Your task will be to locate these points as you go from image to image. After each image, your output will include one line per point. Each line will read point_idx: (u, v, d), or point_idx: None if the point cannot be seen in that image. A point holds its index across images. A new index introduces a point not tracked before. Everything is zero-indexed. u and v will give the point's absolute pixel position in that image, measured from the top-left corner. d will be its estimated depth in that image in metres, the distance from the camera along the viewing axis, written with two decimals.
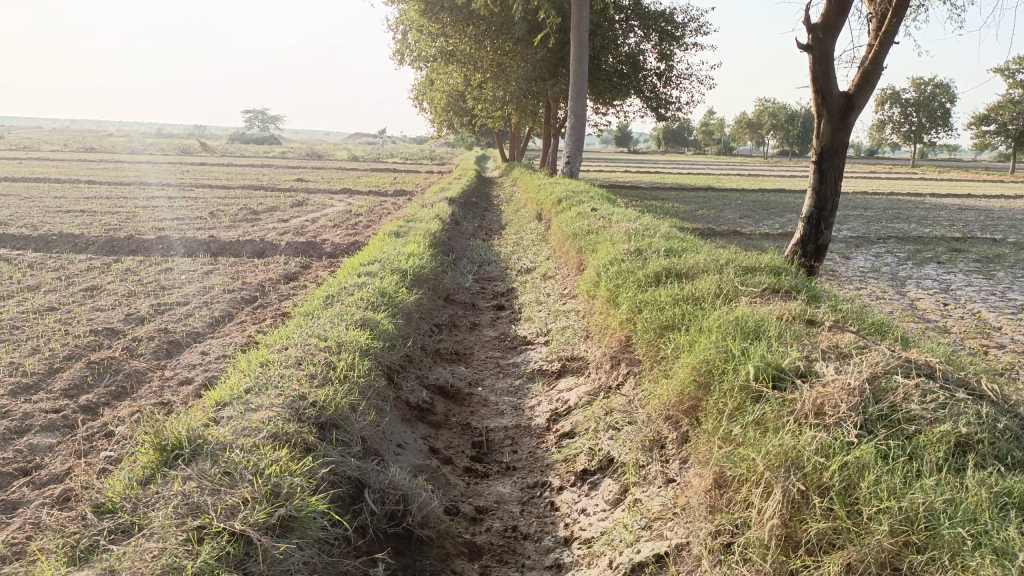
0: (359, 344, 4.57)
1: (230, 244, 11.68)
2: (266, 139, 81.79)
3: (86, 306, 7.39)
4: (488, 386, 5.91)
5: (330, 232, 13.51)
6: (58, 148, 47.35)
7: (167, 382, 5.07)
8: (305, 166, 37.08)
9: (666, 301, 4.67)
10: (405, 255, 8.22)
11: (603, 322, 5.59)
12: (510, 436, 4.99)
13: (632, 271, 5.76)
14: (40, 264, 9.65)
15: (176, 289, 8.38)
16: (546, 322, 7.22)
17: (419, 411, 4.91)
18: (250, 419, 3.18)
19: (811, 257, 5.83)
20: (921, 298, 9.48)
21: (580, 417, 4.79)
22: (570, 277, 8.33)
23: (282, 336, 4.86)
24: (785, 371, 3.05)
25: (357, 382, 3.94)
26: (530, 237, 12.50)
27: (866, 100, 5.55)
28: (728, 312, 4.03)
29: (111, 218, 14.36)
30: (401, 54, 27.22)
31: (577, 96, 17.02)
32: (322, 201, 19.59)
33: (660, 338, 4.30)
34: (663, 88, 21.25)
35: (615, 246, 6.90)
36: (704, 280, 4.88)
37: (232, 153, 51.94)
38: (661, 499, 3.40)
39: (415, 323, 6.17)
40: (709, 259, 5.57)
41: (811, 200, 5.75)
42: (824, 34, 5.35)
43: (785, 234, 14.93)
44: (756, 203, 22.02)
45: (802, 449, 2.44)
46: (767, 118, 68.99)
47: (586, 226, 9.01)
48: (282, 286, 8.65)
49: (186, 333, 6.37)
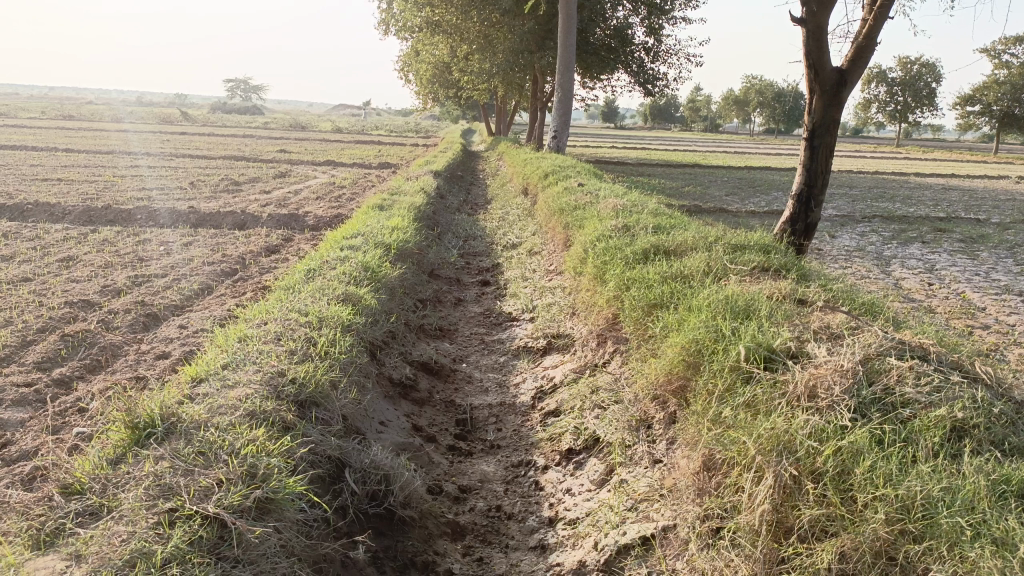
0: (341, 319, 4.47)
1: (211, 216, 11.47)
2: (249, 109, 80.57)
3: (61, 277, 7.21)
4: (472, 362, 5.83)
5: (313, 204, 13.30)
6: (35, 114, 46.50)
7: (144, 356, 4.94)
8: (288, 137, 36.59)
9: (654, 279, 4.59)
10: (389, 229, 8.09)
11: (589, 299, 5.51)
12: (494, 413, 4.92)
13: (620, 248, 5.68)
14: (14, 233, 9.42)
15: (155, 260, 8.21)
16: (532, 298, 7.14)
17: (402, 388, 4.83)
18: (226, 396, 3.08)
19: (800, 236, 5.75)
20: (905, 277, 9.47)
21: (565, 395, 4.73)
22: (556, 252, 8.23)
23: (261, 310, 4.74)
24: (777, 351, 2.99)
25: (338, 358, 3.85)
26: (516, 212, 12.37)
27: (860, 76, 5.45)
28: (718, 290, 3.96)
29: (88, 187, 14.07)
30: (386, 23, 26.79)
31: (565, 70, 16.82)
32: (305, 173, 19.32)
33: (649, 317, 4.22)
34: (650, 63, 21.05)
35: (603, 222, 6.80)
36: (693, 257, 4.81)
37: (214, 123, 51.28)
38: (648, 480, 3.34)
39: (399, 298, 6.06)
40: (698, 237, 5.49)
41: (801, 177, 5.67)
42: (818, 8, 5.22)
43: (771, 212, 14.89)
44: (742, 180, 21.99)
45: (795, 432, 2.38)
46: (754, 95, 68.85)
47: (573, 201, 8.90)
48: (264, 259, 8.50)
49: (164, 306, 6.23)
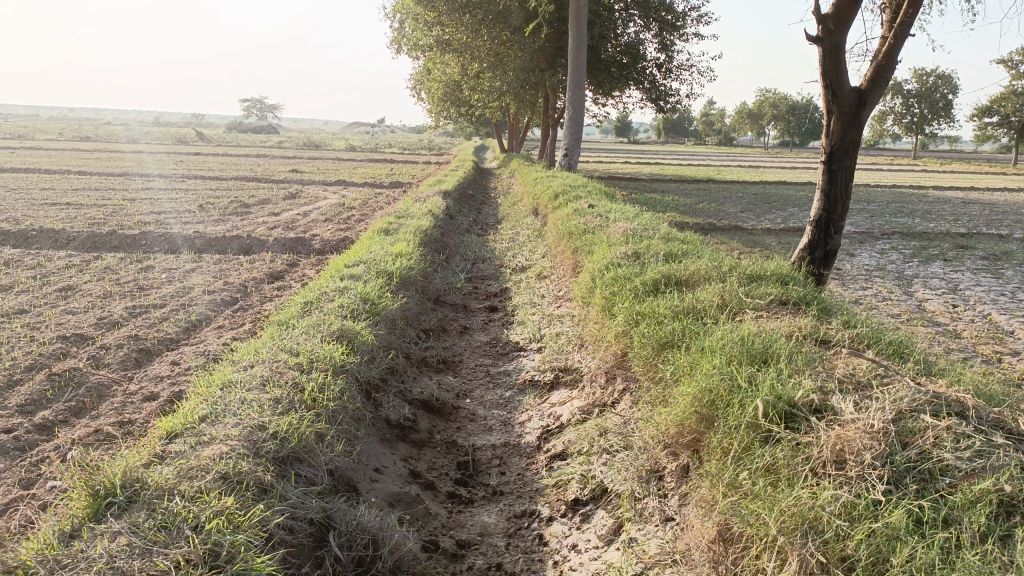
0: (333, 359, 4.24)
1: (217, 240, 11.33)
2: (265, 129, 81.33)
3: (57, 309, 7.04)
4: (477, 398, 5.57)
5: (320, 227, 13.16)
6: (52, 136, 47.05)
7: (131, 397, 4.73)
8: (302, 157, 36.71)
9: (664, 314, 4.33)
10: (394, 255, 7.88)
11: (598, 332, 5.24)
12: (498, 456, 4.65)
13: (629, 277, 5.42)
14: (16, 261, 9.30)
15: (155, 289, 8.03)
16: (540, 327, 6.88)
17: (400, 430, 4.58)
18: (198, 456, 2.87)
19: (819, 263, 5.46)
20: (928, 299, 9.13)
21: (573, 437, 4.45)
22: (565, 278, 7.99)
23: (250, 350, 4.53)
24: (799, 405, 2.72)
25: (327, 406, 3.62)
26: (526, 233, 12.15)
27: (880, 96, 5.19)
28: (732, 329, 3.69)
29: (97, 211, 14.00)
30: (397, 42, 26.79)
31: (576, 88, 16.64)
32: (315, 193, 19.23)
33: (659, 357, 3.96)
34: (662, 80, 20.84)
35: (612, 248, 6.55)
36: (706, 289, 4.54)
37: (228, 142, 51.67)
38: (660, 541, 3.06)
39: (400, 331, 5.83)
40: (711, 265, 5.23)
41: (820, 202, 5.40)
42: (835, 25, 4.99)
43: (788, 229, 14.57)
44: (757, 196, 21.66)
45: (821, 510, 2.15)
46: (768, 108, 68.40)
47: (583, 224, 8.65)
48: (266, 286, 8.32)
49: (158, 341, 6.02)
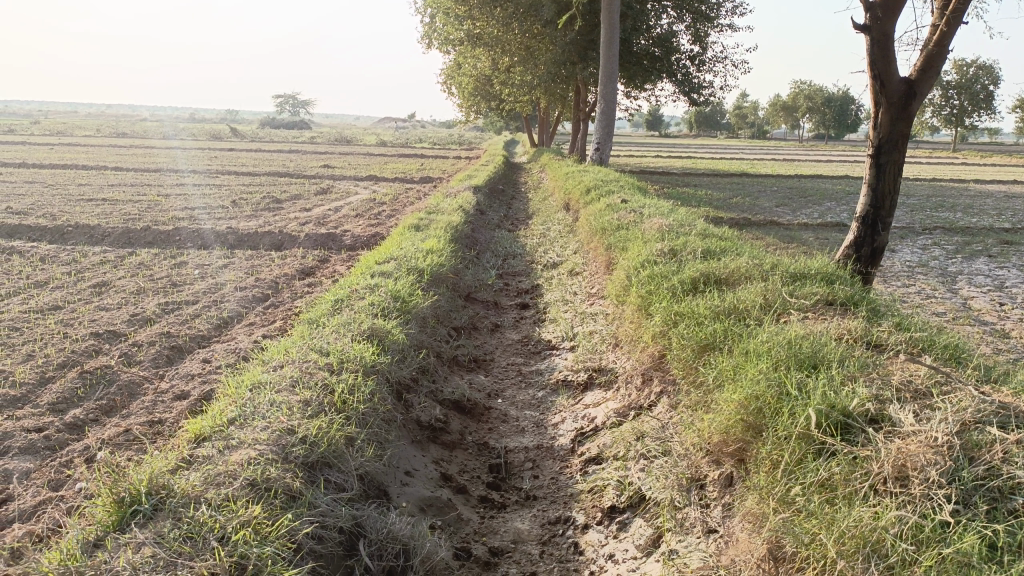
0: (364, 360, 4.16)
1: (249, 236, 11.35)
2: (297, 124, 81.98)
3: (91, 305, 7.07)
4: (508, 398, 5.46)
5: (351, 222, 13.15)
6: (90, 132, 47.87)
7: (162, 396, 4.69)
8: (333, 152, 36.87)
9: (704, 314, 4.18)
10: (424, 252, 7.79)
11: (633, 333, 5.10)
12: (531, 458, 4.53)
13: (666, 276, 5.27)
14: (52, 257, 9.38)
15: (188, 285, 8.05)
16: (573, 325, 6.74)
17: (431, 431, 4.48)
18: (225, 462, 2.79)
19: (866, 261, 5.26)
20: (974, 297, 8.82)
21: (608, 441, 4.32)
22: (598, 275, 7.85)
23: (280, 349, 4.46)
24: (854, 415, 2.58)
25: (357, 409, 3.53)
26: (557, 229, 12.00)
27: (930, 88, 4.98)
28: (778, 331, 3.53)
29: (131, 207, 14.13)
30: (428, 37, 26.76)
31: (607, 81, 16.44)
32: (347, 188, 19.26)
33: (699, 360, 3.81)
34: (696, 72, 20.53)
35: (647, 244, 6.39)
36: (748, 289, 4.37)
37: (261, 138, 52.23)
38: (702, 554, 2.93)
39: (430, 329, 5.73)
40: (752, 263, 5.06)
41: (866, 198, 5.20)
42: (884, 13, 4.79)
43: (825, 224, 14.23)
44: (793, 190, 21.25)
45: (885, 531, 2.02)
46: (802, 100, 67.24)
47: (616, 220, 8.49)
48: (297, 282, 8.29)
49: (189, 338, 6.00)
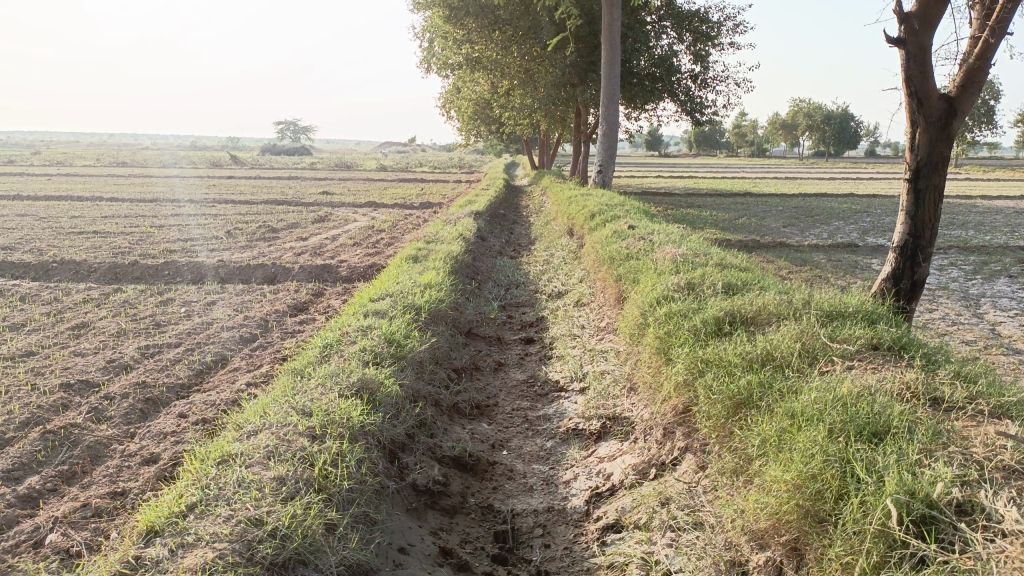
0: (351, 421, 3.67)
1: (242, 268, 10.92)
2: (298, 150, 82.25)
3: (66, 351, 6.60)
4: (514, 449, 4.95)
5: (348, 252, 12.72)
6: (90, 163, 47.78)
7: (128, 460, 4.21)
8: (333, 178, 36.58)
9: (735, 363, 3.71)
10: (422, 286, 7.34)
11: (652, 378, 4.63)
12: (541, 523, 4.01)
13: (686, 314, 4.80)
14: (33, 296, 8.95)
15: (173, 325, 7.60)
16: (581, 363, 6.26)
17: (429, 497, 4.00)
18: (175, 570, 2.36)
19: (905, 295, 4.80)
20: (1002, 322, 8.31)
21: (628, 506, 3.81)
22: (608, 307, 7.39)
23: (259, 408, 3.98)
24: (940, 506, 2.11)
25: (341, 486, 3.04)
26: (561, 255, 11.54)
27: (972, 105, 4.55)
28: (825, 387, 3.06)
29: (122, 240, 13.71)
30: (426, 62, 26.57)
31: (609, 102, 16.09)
32: (345, 215, 18.90)
33: (733, 420, 3.33)
34: (698, 91, 20.20)
35: (661, 277, 5.92)
36: (780, 331, 3.91)
37: (260, 165, 52.15)
38: None
39: (428, 375, 5.27)
40: (781, 300, 4.61)
41: (903, 226, 4.75)
42: (920, 25, 4.39)
43: (836, 244, 13.77)
44: (799, 209, 20.81)
45: None
46: (802, 118, 66.90)
47: (624, 248, 8.05)
48: (288, 320, 7.84)
49: (167, 388, 5.51)
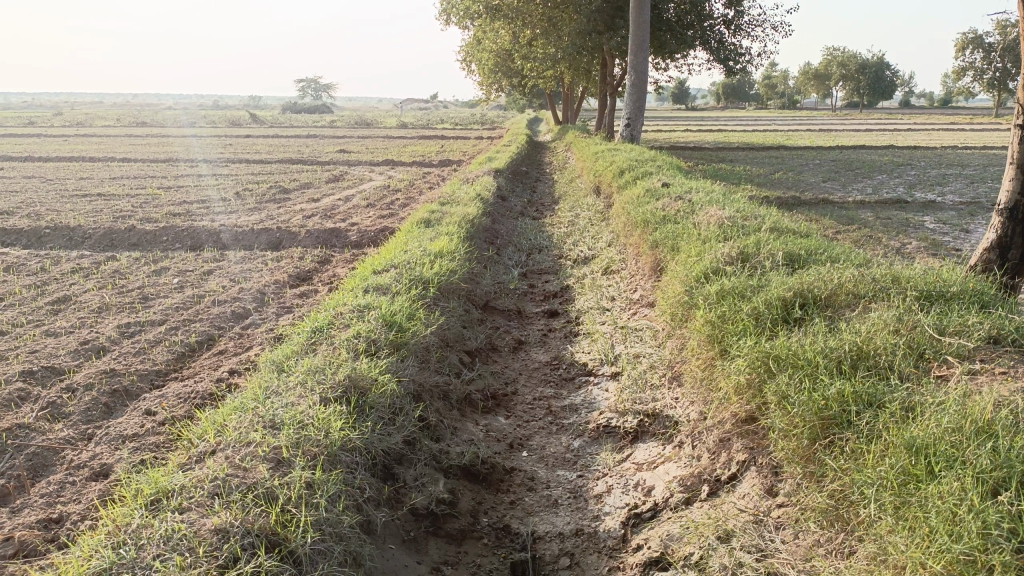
0: (331, 438, 2.94)
1: (245, 233, 10.19)
2: (318, 108, 81.37)
3: (38, 330, 5.94)
4: (536, 449, 4.19)
5: (360, 214, 11.96)
6: (111, 122, 47.53)
7: (75, 473, 3.52)
8: (353, 136, 35.75)
9: (817, 364, 2.92)
10: (433, 255, 6.57)
11: (702, 370, 3.84)
12: (567, 551, 3.22)
13: (743, 295, 3.99)
14: (19, 266, 8.32)
15: (162, 299, 6.92)
16: (613, 343, 5.47)
17: (431, 521, 3.27)
18: None
19: (1013, 269, 3.94)
20: None
21: (676, 535, 3.01)
22: (641, 278, 6.57)
23: (224, 417, 3.26)
24: None
25: (305, 538, 2.33)
26: (587, 216, 10.69)
27: None
28: (957, 405, 2.26)
29: (125, 203, 13.03)
30: (445, 13, 25.48)
31: (637, 51, 14.98)
32: (361, 174, 18.14)
33: (824, 445, 2.54)
34: (731, 38, 18.92)
35: (706, 245, 5.09)
36: (871, 319, 3.10)
37: (282, 123, 51.45)
38: None
39: (435, 363, 4.52)
40: (861, 275, 3.76)
41: (1014, 183, 3.87)
42: None
43: (883, 201, 12.70)
44: (839, 162, 19.58)
45: None
46: (836, 67, 64.15)
47: (659, 209, 7.20)
48: (287, 292, 7.13)
49: (140, 377, 4.82)
